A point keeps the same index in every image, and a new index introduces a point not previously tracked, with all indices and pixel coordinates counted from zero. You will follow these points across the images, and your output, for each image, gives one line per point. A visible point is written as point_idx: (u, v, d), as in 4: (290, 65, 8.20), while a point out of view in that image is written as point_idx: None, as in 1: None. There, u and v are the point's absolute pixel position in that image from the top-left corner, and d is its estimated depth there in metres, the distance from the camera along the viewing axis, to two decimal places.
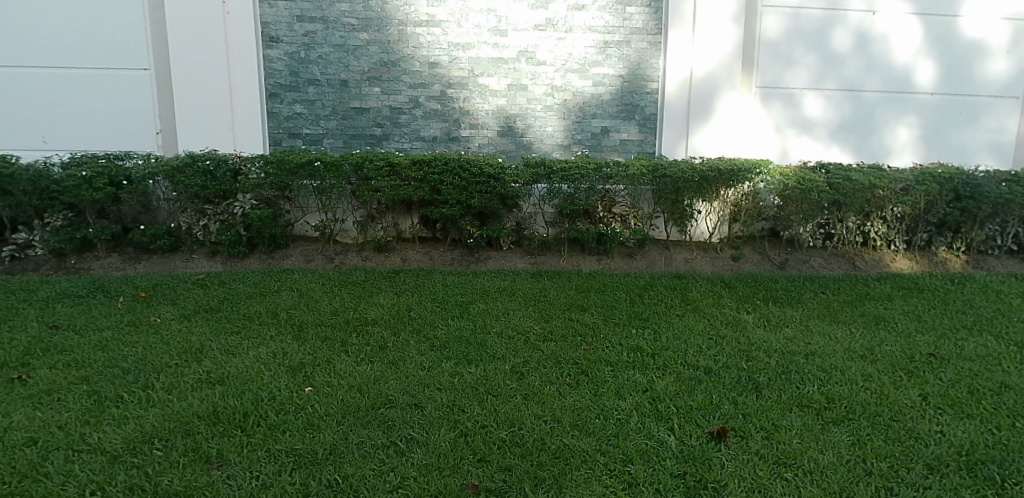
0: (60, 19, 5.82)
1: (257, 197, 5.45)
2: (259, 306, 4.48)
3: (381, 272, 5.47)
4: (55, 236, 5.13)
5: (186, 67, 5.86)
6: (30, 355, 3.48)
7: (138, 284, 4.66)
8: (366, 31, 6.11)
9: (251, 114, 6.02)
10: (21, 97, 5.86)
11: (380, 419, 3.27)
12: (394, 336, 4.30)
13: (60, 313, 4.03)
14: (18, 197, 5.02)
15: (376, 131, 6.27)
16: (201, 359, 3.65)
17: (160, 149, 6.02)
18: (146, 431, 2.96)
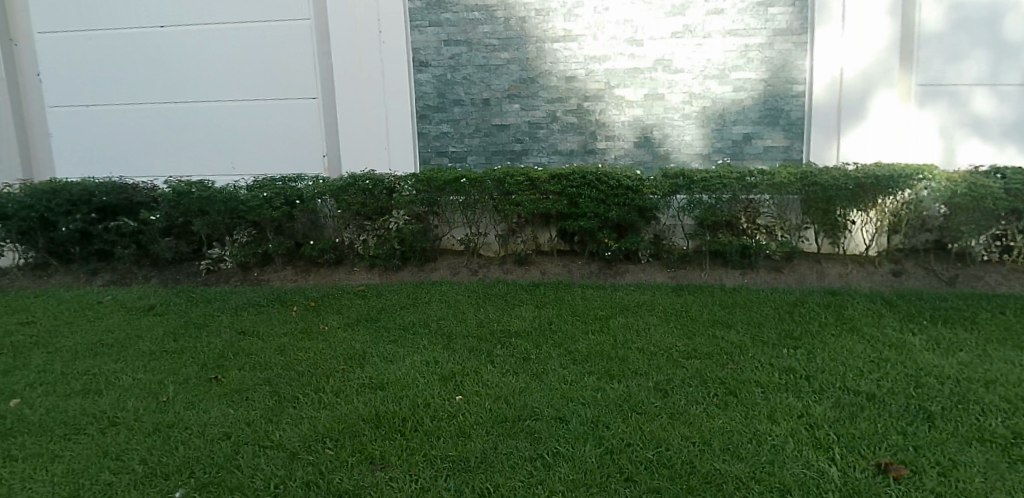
0: (243, 57, 6.50)
1: (410, 213, 5.79)
2: (412, 317, 4.74)
3: (522, 285, 5.58)
4: (242, 250, 5.73)
5: (348, 94, 6.36)
6: (223, 357, 3.88)
7: (308, 294, 5.13)
8: (506, 50, 6.30)
9: (403, 135, 6.41)
10: (215, 130, 6.65)
11: (526, 431, 3.34)
12: (537, 348, 4.36)
13: (245, 321, 4.51)
14: (213, 217, 5.66)
15: (516, 147, 6.44)
16: (364, 365, 3.92)
17: (326, 172, 6.56)
18: (320, 431, 3.16)
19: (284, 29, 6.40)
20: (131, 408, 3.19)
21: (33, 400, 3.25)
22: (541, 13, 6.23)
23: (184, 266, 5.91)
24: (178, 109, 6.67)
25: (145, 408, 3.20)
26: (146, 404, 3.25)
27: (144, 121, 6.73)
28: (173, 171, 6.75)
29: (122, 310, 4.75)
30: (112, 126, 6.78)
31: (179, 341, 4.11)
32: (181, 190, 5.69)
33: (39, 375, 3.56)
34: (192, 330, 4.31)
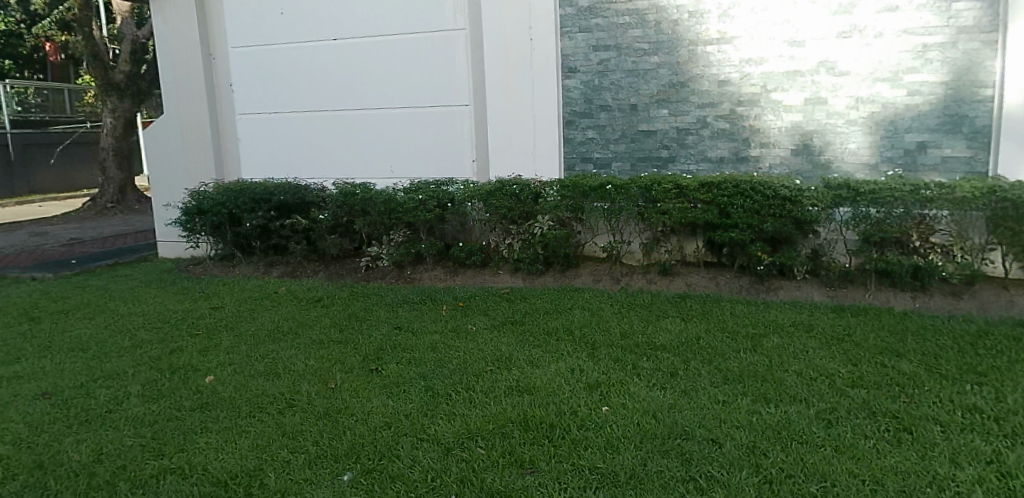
0: (402, 66, 6.82)
1: (555, 218, 5.83)
2: (556, 322, 4.71)
3: (667, 297, 5.39)
4: (398, 249, 6.05)
5: (498, 100, 6.49)
6: (381, 350, 4.09)
7: (457, 295, 5.30)
8: (656, 54, 6.16)
9: (550, 141, 6.45)
10: (375, 135, 7.02)
11: (677, 451, 3.13)
12: (685, 363, 4.14)
13: (401, 317, 4.75)
14: (375, 216, 6.07)
15: (663, 153, 6.26)
16: (511, 367, 3.91)
17: (475, 176, 6.73)
18: (472, 429, 3.18)
19: (440, 38, 6.64)
20: (306, 391, 3.45)
21: (225, 378, 3.62)
22: (695, 15, 6.02)
23: (347, 262, 6.37)
24: (343, 115, 7.13)
25: (317, 393, 3.46)
26: (318, 388, 3.51)
27: (315, 127, 7.28)
28: (338, 173, 7.24)
29: (293, 300, 5.17)
30: (288, 131, 7.40)
31: (343, 332, 4.40)
32: (347, 191, 6.19)
33: (228, 356, 3.96)
34: (354, 322, 4.59)
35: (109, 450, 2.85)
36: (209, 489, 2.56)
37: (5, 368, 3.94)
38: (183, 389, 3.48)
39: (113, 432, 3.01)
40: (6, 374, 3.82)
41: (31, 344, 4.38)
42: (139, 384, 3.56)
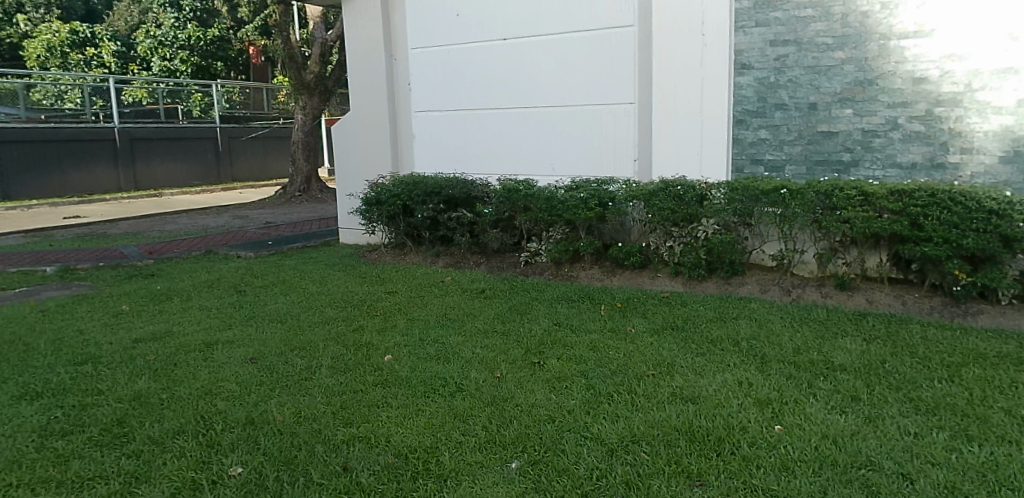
0: (568, 65, 6.88)
1: (720, 222, 5.61)
2: (721, 331, 4.49)
3: (846, 314, 4.89)
4: (556, 246, 6.12)
5: (665, 99, 6.28)
6: (542, 344, 4.15)
7: (615, 295, 5.26)
8: (841, 50, 5.54)
9: (717, 142, 6.08)
10: (538, 133, 7.16)
11: (862, 482, 2.71)
12: (868, 388, 3.68)
13: (561, 313, 4.79)
14: (536, 213, 6.19)
15: (844, 157, 5.60)
16: (674, 374, 3.77)
17: (636, 176, 6.58)
18: (636, 432, 3.05)
19: (607, 36, 6.60)
20: (474, 378, 3.58)
21: (401, 359, 3.87)
22: (889, 6, 5.32)
23: (507, 255, 6.58)
24: (508, 113, 7.35)
25: (484, 381, 3.57)
26: (485, 376, 3.63)
27: (482, 124, 7.57)
28: (501, 170, 7.47)
29: (459, 291, 5.41)
30: (457, 128, 7.77)
31: (506, 324, 4.52)
32: (510, 187, 6.34)
33: (404, 338, 4.23)
34: (515, 316, 4.70)
35: (306, 414, 3.15)
36: (392, 461, 2.73)
37: (220, 332, 4.52)
38: (366, 365, 3.77)
39: (308, 399, 3.32)
40: (222, 338, 4.38)
41: (240, 313, 4.99)
42: (328, 358, 3.91)
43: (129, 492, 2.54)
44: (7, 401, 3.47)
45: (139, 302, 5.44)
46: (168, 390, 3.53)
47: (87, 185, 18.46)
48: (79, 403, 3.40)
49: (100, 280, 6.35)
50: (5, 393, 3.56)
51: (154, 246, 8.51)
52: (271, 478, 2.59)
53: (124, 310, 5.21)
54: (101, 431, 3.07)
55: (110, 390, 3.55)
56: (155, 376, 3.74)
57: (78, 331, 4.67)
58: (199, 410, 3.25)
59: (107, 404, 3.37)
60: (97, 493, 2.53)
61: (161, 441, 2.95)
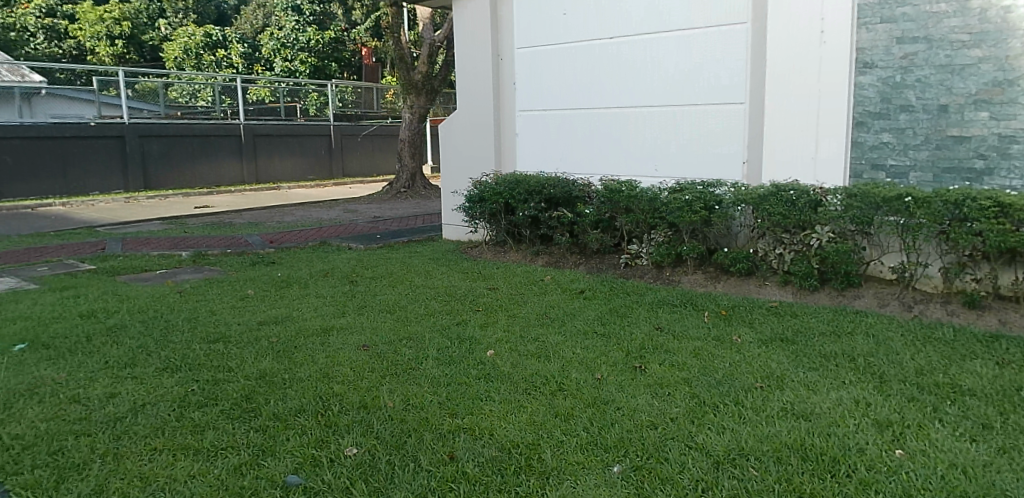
0: (676, 64, 6.74)
1: (835, 230, 5.30)
2: (835, 347, 4.25)
3: (976, 335, 4.46)
4: (658, 249, 6.04)
5: (779, 99, 6.01)
6: (644, 349, 4.11)
7: (719, 302, 5.12)
8: (979, 47, 5.06)
9: (834, 145, 5.75)
10: (642, 133, 7.08)
11: None
12: (1003, 416, 3.33)
13: (662, 318, 4.73)
14: (639, 215, 6.10)
15: (977, 164, 5.14)
16: (783, 387, 3.62)
17: (745, 179, 6.36)
18: (744, 446, 2.95)
19: (719, 34, 6.40)
20: (576, 378, 3.61)
21: (504, 354, 3.96)
22: None
23: (607, 257, 6.56)
24: (612, 113, 7.31)
25: (586, 381, 3.58)
26: (586, 377, 3.64)
27: (585, 123, 7.57)
28: (603, 170, 7.44)
29: (559, 290, 5.46)
30: (560, 127, 7.82)
31: (606, 326, 4.52)
32: (613, 188, 6.32)
33: (506, 334, 4.33)
34: (616, 318, 4.68)
35: (414, 402, 3.29)
36: (496, 453, 2.80)
37: (336, 319, 4.80)
38: (469, 358, 3.90)
39: (416, 387, 3.48)
40: (337, 324, 4.65)
41: (352, 302, 5.27)
42: (435, 349, 4.07)
43: (256, 463, 2.75)
44: (153, 372, 3.84)
45: (263, 287, 5.85)
46: (289, 370, 3.79)
47: (215, 177, 20.01)
48: (212, 378, 3.71)
49: (228, 265, 6.89)
50: (150, 365, 3.95)
51: (273, 235, 9.13)
52: (383, 461, 2.72)
53: (250, 294, 5.63)
54: (231, 405, 3.34)
55: (239, 368, 3.86)
56: (277, 357, 4.02)
57: (210, 312, 5.09)
58: (317, 392, 3.46)
59: (237, 380, 3.66)
60: (228, 462, 2.75)
61: (283, 418, 3.17)
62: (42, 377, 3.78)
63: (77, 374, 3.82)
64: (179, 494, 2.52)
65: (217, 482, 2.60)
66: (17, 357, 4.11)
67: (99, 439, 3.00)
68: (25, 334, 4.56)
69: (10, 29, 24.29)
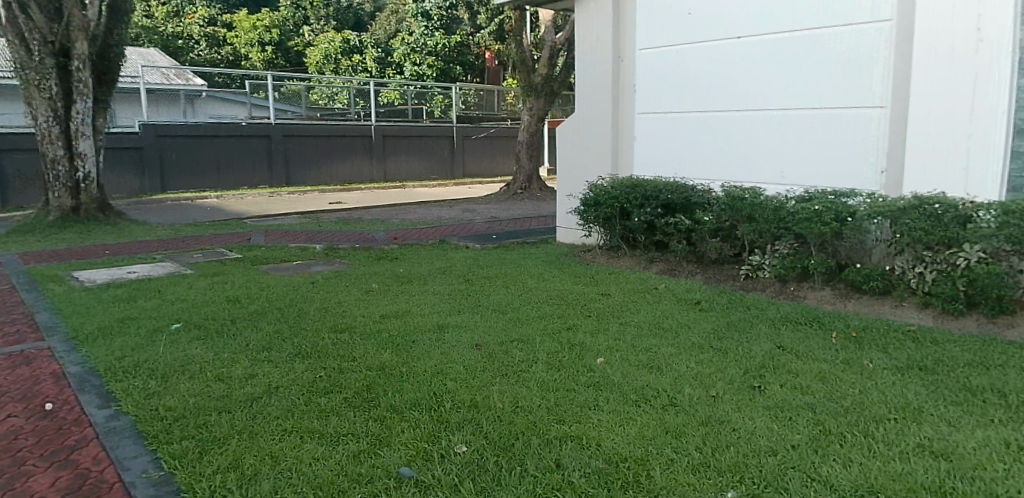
0: (810, 64, 6.35)
1: (988, 249, 4.65)
2: (985, 380, 3.81)
3: None
4: (782, 262, 5.75)
5: (925, 103, 5.48)
6: (763, 368, 3.91)
7: (849, 323, 4.77)
8: None
9: (990, 153, 5.15)
10: (769, 138, 6.73)
11: None
12: None
13: (784, 336, 4.47)
14: (761, 224, 5.83)
15: None
16: (920, 421, 3.30)
17: (882, 189, 5.88)
18: (873, 483, 2.70)
19: (858, 32, 5.96)
20: (688, 394, 3.51)
21: (614, 363, 3.94)
22: None
23: (726, 267, 6.33)
24: (737, 116, 7.01)
25: (699, 398, 3.48)
26: (700, 393, 3.53)
27: (707, 128, 7.32)
28: (726, 176, 7.16)
29: (674, 299, 5.34)
30: (680, 131, 7.61)
31: (722, 341, 4.35)
32: (735, 196, 6.08)
33: (617, 343, 4.29)
34: (733, 333, 4.50)
35: (523, 405, 3.35)
36: (603, 466, 2.78)
37: (451, 317, 4.97)
38: (579, 365, 3.91)
39: (525, 390, 3.53)
40: (452, 322, 4.82)
41: (468, 301, 5.44)
42: (545, 353, 4.11)
43: (373, 453, 2.91)
44: (286, 357, 4.17)
45: (386, 282, 6.17)
46: (406, 364, 3.97)
47: (346, 175, 21.30)
48: (337, 367, 3.97)
49: (355, 259, 7.33)
50: (283, 350, 4.29)
51: (397, 232, 9.59)
52: (490, 461, 2.79)
53: (374, 288, 5.95)
54: (353, 394, 3.56)
55: (361, 359, 4.09)
56: (395, 351, 4.23)
57: (338, 303, 5.45)
58: (431, 387, 3.61)
59: (359, 370, 3.89)
60: (348, 449, 2.94)
61: (399, 410, 3.33)
62: (193, 355, 4.21)
63: (222, 355, 4.22)
64: (304, 475, 2.73)
65: (338, 467, 2.79)
66: (174, 335, 4.60)
67: (238, 416, 3.30)
68: (182, 315, 5.10)
69: (180, 38, 27.17)
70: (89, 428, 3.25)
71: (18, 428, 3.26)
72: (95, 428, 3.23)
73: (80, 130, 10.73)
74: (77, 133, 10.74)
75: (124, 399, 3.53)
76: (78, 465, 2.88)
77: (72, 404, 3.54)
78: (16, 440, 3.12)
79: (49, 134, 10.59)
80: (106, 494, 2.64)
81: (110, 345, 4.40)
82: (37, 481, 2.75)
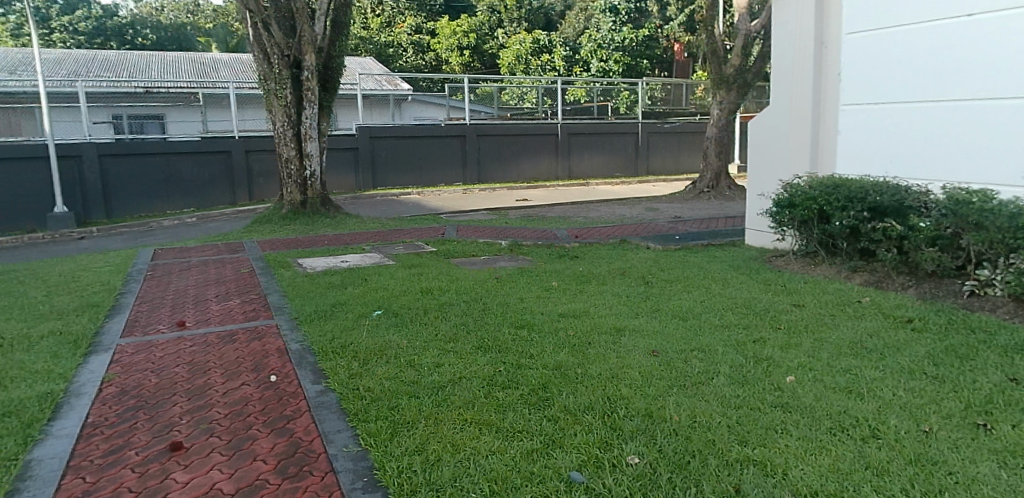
0: None
1: None
2: None
3: None
4: (1017, 278, 4.82)
5: None
6: (992, 404, 3.34)
7: None
8: None
9: None
10: (1005, 131, 5.70)
11: None
12: None
13: (1020, 367, 3.78)
14: (992, 233, 4.95)
15: None
16: None
17: None
18: None
19: None
20: (894, 426, 3.12)
21: (805, 383, 3.63)
22: None
23: (945, 282, 5.51)
24: (963, 107, 6.04)
25: (907, 431, 3.08)
26: (908, 426, 3.12)
27: (926, 120, 6.40)
28: (947, 176, 6.22)
29: (880, 316, 4.78)
30: (893, 125, 6.75)
31: (939, 368, 3.79)
32: (958, 199, 5.26)
33: (810, 361, 3.95)
34: (953, 359, 3.91)
35: (701, 421, 3.22)
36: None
37: (628, 320, 4.93)
38: (765, 382, 3.66)
39: (705, 405, 3.39)
40: (629, 325, 4.77)
41: (647, 304, 5.36)
42: (728, 366, 3.91)
43: (546, 453, 2.99)
44: (469, 349, 4.42)
45: (565, 280, 6.26)
46: (582, 366, 4.01)
47: (533, 172, 21.94)
48: (516, 362, 4.13)
49: (537, 256, 7.54)
50: (467, 342, 4.55)
51: (579, 230, 9.68)
52: (664, 477, 2.73)
53: (554, 285, 6.09)
54: (529, 390, 3.67)
55: (538, 356, 4.21)
56: (572, 351, 4.29)
57: (519, 299, 5.65)
58: (606, 391, 3.61)
59: (536, 368, 4.01)
60: (522, 446, 3.04)
61: (573, 412, 3.38)
62: (390, 340, 4.64)
63: (414, 342, 4.59)
64: (480, 467, 2.88)
65: (512, 463, 2.90)
66: (375, 321, 5.10)
67: (425, 402, 3.57)
68: (382, 302, 5.64)
69: (390, 46, 29.81)
70: (303, 400, 3.73)
71: (249, 395, 3.84)
72: (308, 401, 3.69)
73: (307, 133, 12.27)
74: (305, 135, 12.28)
75: (331, 377, 3.99)
76: (292, 434, 3.32)
77: (291, 378, 4.08)
78: (246, 406, 3.68)
79: (285, 137, 12.24)
80: (312, 463, 3.01)
81: (323, 326, 5.00)
82: (260, 445, 3.22)
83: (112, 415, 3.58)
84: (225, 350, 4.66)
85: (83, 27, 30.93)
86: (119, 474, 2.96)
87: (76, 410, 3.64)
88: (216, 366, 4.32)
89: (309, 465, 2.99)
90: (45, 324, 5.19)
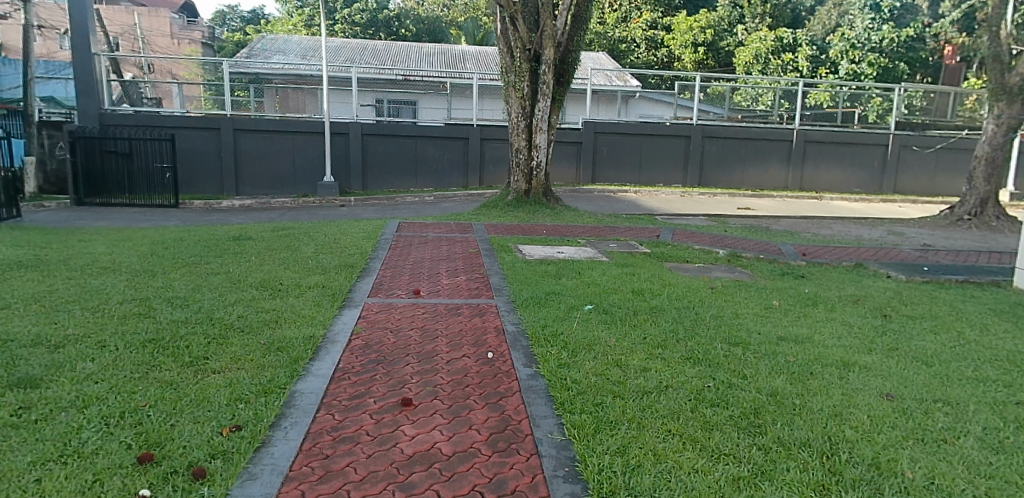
0: None
1: None
2: None
3: None
4: None
5: None
6: None
7: None
8: None
9: None
10: None
11: None
12: None
13: None
14: None
15: None
16: None
17: None
18: None
19: None
20: None
21: None
22: None
23: None
24: None
25: None
26: None
27: None
28: None
29: None
30: None
31: None
32: None
33: None
34: None
35: (942, 485, 2.83)
36: None
37: (860, 355, 4.45)
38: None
39: (946, 466, 2.98)
40: (861, 361, 4.31)
41: (883, 340, 4.80)
42: (979, 427, 3.38)
43: (754, 483, 2.85)
44: (678, 358, 4.34)
45: (789, 301, 5.84)
46: (801, 396, 3.74)
47: (760, 181, 20.71)
48: (727, 381, 3.97)
49: (759, 271, 7.12)
50: (676, 351, 4.47)
51: (808, 248, 8.92)
52: None
53: (775, 305, 5.71)
54: (740, 414, 3.51)
55: (752, 378, 4.00)
56: (791, 379, 4.00)
57: (735, 314, 5.40)
58: (827, 430, 3.33)
59: (749, 391, 3.82)
60: (729, 471, 2.94)
61: (788, 446, 3.17)
62: (599, 336, 4.72)
63: (622, 342, 4.62)
64: (682, 483, 2.84)
65: (716, 486, 2.81)
66: (586, 315, 5.23)
67: (629, 405, 3.60)
68: (595, 297, 5.76)
69: (624, 42, 29.69)
70: (515, 381, 3.96)
71: (469, 367, 4.18)
72: (519, 383, 3.92)
73: (538, 125, 12.82)
74: (536, 127, 12.83)
75: (541, 364, 4.19)
76: (503, 411, 3.55)
77: (506, 357, 4.35)
78: (466, 377, 4.02)
79: (518, 128, 12.90)
80: (520, 443, 3.20)
81: (538, 313, 5.25)
82: (475, 415, 3.50)
83: (358, 364, 4.14)
84: (451, 321, 5.11)
85: (360, 19, 35.55)
86: (360, 417, 3.43)
87: (330, 355, 4.26)
88: (443, 336, 4.76)
89: (516, 444, 3.19)
90: (313, 278, 6.12)
